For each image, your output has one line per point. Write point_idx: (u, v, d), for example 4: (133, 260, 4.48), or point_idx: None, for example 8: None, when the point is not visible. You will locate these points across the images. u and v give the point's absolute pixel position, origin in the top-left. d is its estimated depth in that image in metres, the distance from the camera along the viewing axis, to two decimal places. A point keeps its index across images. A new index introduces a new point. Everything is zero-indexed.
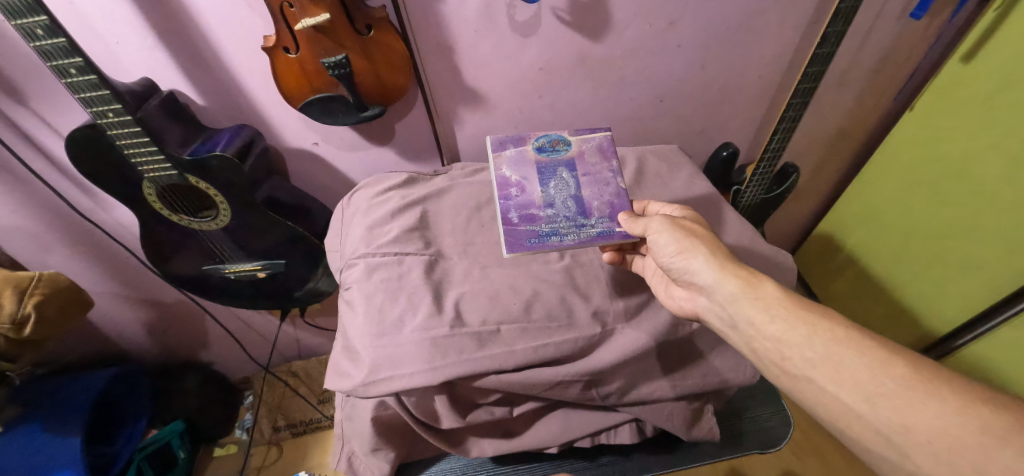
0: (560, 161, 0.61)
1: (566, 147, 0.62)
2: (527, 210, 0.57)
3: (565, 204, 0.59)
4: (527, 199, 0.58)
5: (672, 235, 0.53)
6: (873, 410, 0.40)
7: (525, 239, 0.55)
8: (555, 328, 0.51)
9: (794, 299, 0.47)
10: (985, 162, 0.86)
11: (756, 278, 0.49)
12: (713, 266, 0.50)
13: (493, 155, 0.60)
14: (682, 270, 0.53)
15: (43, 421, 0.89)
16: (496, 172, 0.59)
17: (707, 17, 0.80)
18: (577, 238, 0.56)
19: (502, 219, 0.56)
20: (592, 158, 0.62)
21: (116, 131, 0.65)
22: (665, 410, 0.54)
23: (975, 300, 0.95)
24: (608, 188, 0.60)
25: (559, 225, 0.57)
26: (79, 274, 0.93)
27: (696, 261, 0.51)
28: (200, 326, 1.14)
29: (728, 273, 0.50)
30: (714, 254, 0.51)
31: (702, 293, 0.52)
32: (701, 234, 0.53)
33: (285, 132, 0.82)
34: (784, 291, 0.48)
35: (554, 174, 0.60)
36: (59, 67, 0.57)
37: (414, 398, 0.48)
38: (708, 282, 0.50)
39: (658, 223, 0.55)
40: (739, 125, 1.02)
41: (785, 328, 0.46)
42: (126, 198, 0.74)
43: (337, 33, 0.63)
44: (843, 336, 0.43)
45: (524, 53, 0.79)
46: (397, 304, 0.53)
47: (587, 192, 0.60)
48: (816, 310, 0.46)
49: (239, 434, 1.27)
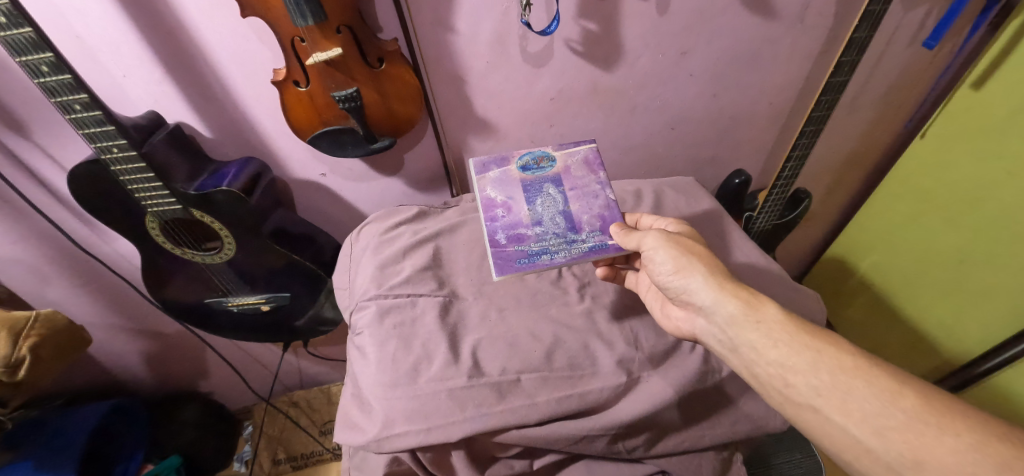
0: (546, 178, 0.61)
1: (550, 164, 0.62)
2: (515, 230, 0.56)
3: (553, 221, 0.57)
4: (516, 218, 0.57)
5: (668, 252, 0.52)
6: (882, 442, 0.38)
7: (515, 259, 0.54)
8: (577, 377, 0.49)
9: (797, 323, 0.45)
10: (1003, 189, 0.84)
11: (755, 299, 0.47)
12: (711, 286, 0.49)
13: (477, 178, 0.60)
14: (679, 289, 0.51)
15: (35, 458, 0.86)
16: (481, 193, 0.59)
17: (719, 46, 0.79)
18: (568, 254, 0.55)
19: (490, 241, 0.55)
20: (578, 172, 0.61)
21: (121, 166, 0.63)
22: (694, 461, 0.50)
23: (995, 330, 0.93)
24: (596, 200, 0.60)
25: (549, 242, 0.56)
26: (77, 306, 0.91)
27: (693, 280, 0.50)
28: (200, 356, 1.11)
29: (726, 293, 0.48)
30: (712, 273, 0.50)
31: (699, 314, 0.50)
32: (698, 251, 0.52)
33: (293, 164, 0.80)
34: (786, 314, 0.46)
35: (540, 191, 0.60)
36: (64, 103, 0.56)
37: (431, 454, 0.45)
38: (707, 303, 0.49)
39: (653, 238, 0.53)
40: (751, 151, 1.01)
41: (789, 353, 0.44)
42: (129, 232, 0.72)
43: (348, 66, 0.62)
44: (851, 365, 0.42)
45: (536, 84, 0.78)
46: (412, 351, 0.51)
47: (575, 207, 0.59)
48: (821, 337, 0.44)
49: (237, 468, 1.22)
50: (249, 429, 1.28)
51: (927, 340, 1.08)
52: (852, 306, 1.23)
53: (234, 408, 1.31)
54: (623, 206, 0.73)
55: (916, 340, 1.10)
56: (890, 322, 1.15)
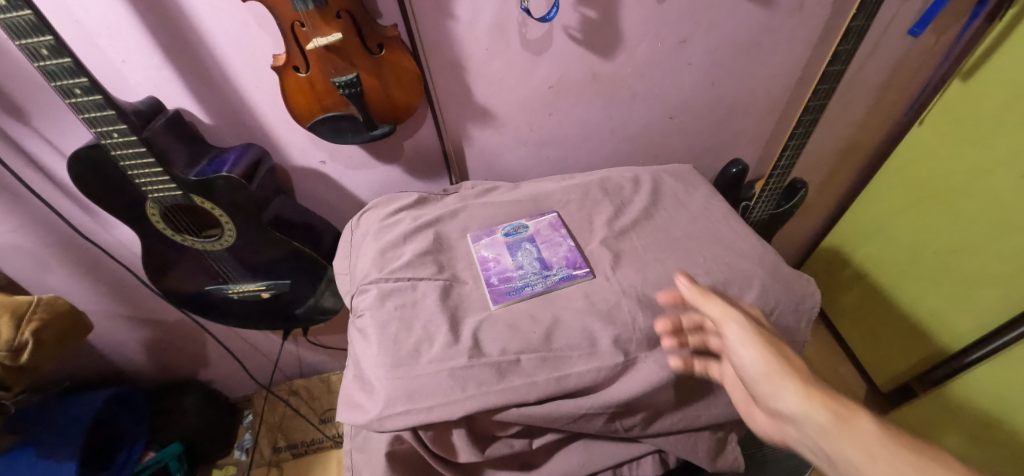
0: (523, 238, 0.65)
1: (524, 228, 0.66)
2: (502, 273, 0.59)
3: (530, 262, 0.61)
4: (500, 262, 0.61)
5: (756, 350, 0.43)
6: None
7: (504, 291, 0.57)
8: (576, 357, 0.49)
9: (868, 421, 0.37)
10: (994, 179, 0.85)
11: (852, 410, 0.37)
12: (801, 395, 0.39)
13: (470, 243, 0.64)
14: (766, 396, 0.42)
15: (37, 445, 0.87)
16: (473, 257, 0.62)
17: (717, 35, 0.80)
18: (545, 284, 0.58)
19: (480, 284, 0.59)
20: (548, 230, 0.65)
21: (122, 151, 0.63)
22: (688, 440, 0.52)
23: (988, 318, 0.93)
24: (565, 240, 0.63)
25: (529, 278, 0.59)
26: (78, 294, 0.91)
27: (780, 386, 0.40)
28: (199, 344, 1.12)
29: (816, 403, 0.39)
30: (805, 379, 0.40)
31: (789, 424, 0.40)
32: (787, 344, 0.43)
33: (292, 151, 0.80)
34: (885, 425, 0.36)
35: (519, 246, 0.63)
36: (64, 87, 0.56)
37: (432, 433, 0.46)
38: (794, 413, 0.39)
39: (735, 328, 0.44)
40: (748, 140, 1.01)
41: (827, 432, 0.37)
42: (128, 217, 0.72)
43: (348, 52, 0.62)
44: (897, 453, 0.34)
45: (535, 72, 0.78)
46: (412, 333, 0.52)
47: (548, 250, 0.62)
48: (873, 424, 0.36)
49: (239, 455, 1.22)
50: (250, 418, 1.29)
51: (919, 331, 1.08)
52: (847, 295, 1.24)
53: (234, 397, 1.31)
54: (622, 192, 0.72)
55: (909, 331, 1.11)
56: (883, 312, 1.16)
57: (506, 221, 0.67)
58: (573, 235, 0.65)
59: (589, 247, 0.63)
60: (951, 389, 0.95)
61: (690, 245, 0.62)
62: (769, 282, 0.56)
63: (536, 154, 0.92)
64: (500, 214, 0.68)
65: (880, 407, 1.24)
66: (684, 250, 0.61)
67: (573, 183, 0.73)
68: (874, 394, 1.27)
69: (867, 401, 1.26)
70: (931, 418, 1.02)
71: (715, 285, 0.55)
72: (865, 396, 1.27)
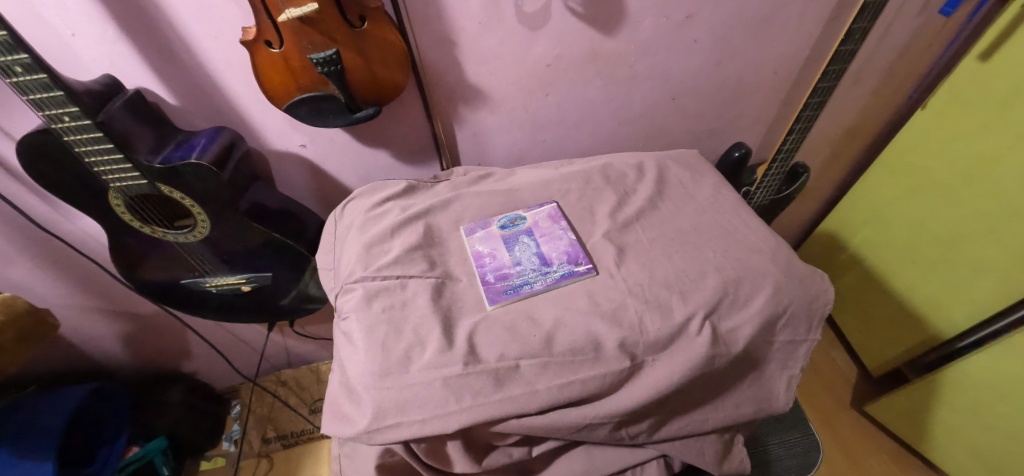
0: (521, 233, 0.61)
1: (522, 222, 0.62)
2: (500, 272, 0.56)
3: (529, 260, 0.57)
4: (496, 258, 0.57)
5: None
6: None
7: (502, 290, 0.53)
8: (579, 362, 0.46)
9: None
10: (1000, 166, 0.82)
11: None
12: None
13: (464, 238, 0.60)
14: None
15: (11, 445, 0.82)
16: (467, 250, 0.58)
17: (726, 10, 0.74)
18: (545, 282, 0.54)
19: (477, 282, 0.55)
20: (546, 225, 0.61)
21: (76, 135, 0.57)
22: (696, 445, 0.49)
23: (984, 304, 0.92)
24: (564, 239, 0.59)
25: (527, 275, 0.55)
26: (44, 289, 0.85)
27: None
28: (180, 336, 1.07)
29: None
30: None
31: None
32: None
33: (269, 134, 0.74)
34: None
35: (517, 241, 0.60)
36: (1, 65, 0.49)
37: (426, 445, 0.43)
38: None
39: None
40: (752, 123, 0.97)
41: None
42: (90, 208, 0.66)
43: (326, 24, 0.55)
44: None
45: (532, 48, 0.72)
46: (402, 338, 0.48)
47: (548, 244, 0.59)
48: None
49: (227, 447, 1.20)
50: (237, 409, 1.25)
51: (914, 317, 1.07)
52: (843, 280, 1.23)
53: (220, 388, 1.27)
54: (625, 180, 0.68)
55: (902, 317, 1.10)
56: (877, 298, 1.15)
57: (502, 213, 0.63)
58: (574, 228, 0.61)
59: (590, 241, 0.59)
60: (944, 377, 0.95)
61: (697, 238, 0.58)
62: (783, 279, 0.53)
63: (531, 137, 0.87)
64: (495, 205, 0.64)
65: (872, 391, 1.24)
66: (692, 243, 0.57)
67: (573, 171, 0.69)
68: (866, 378, 1.28)
69: (859, 385, 1.26)
70: (923, 404, 1.02)
71: (726, 282, 0.52)
72: (856, 380, 1.27)
